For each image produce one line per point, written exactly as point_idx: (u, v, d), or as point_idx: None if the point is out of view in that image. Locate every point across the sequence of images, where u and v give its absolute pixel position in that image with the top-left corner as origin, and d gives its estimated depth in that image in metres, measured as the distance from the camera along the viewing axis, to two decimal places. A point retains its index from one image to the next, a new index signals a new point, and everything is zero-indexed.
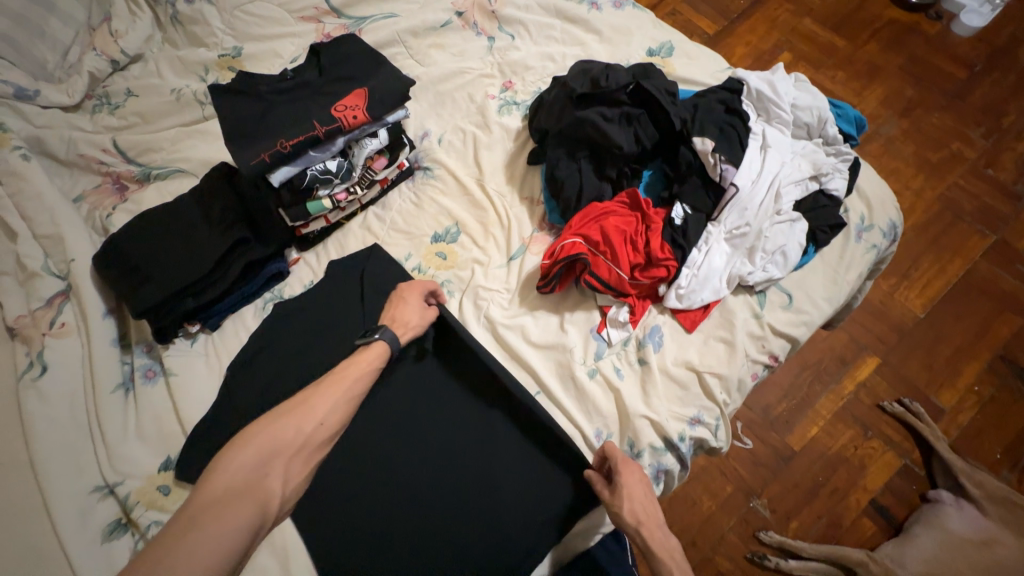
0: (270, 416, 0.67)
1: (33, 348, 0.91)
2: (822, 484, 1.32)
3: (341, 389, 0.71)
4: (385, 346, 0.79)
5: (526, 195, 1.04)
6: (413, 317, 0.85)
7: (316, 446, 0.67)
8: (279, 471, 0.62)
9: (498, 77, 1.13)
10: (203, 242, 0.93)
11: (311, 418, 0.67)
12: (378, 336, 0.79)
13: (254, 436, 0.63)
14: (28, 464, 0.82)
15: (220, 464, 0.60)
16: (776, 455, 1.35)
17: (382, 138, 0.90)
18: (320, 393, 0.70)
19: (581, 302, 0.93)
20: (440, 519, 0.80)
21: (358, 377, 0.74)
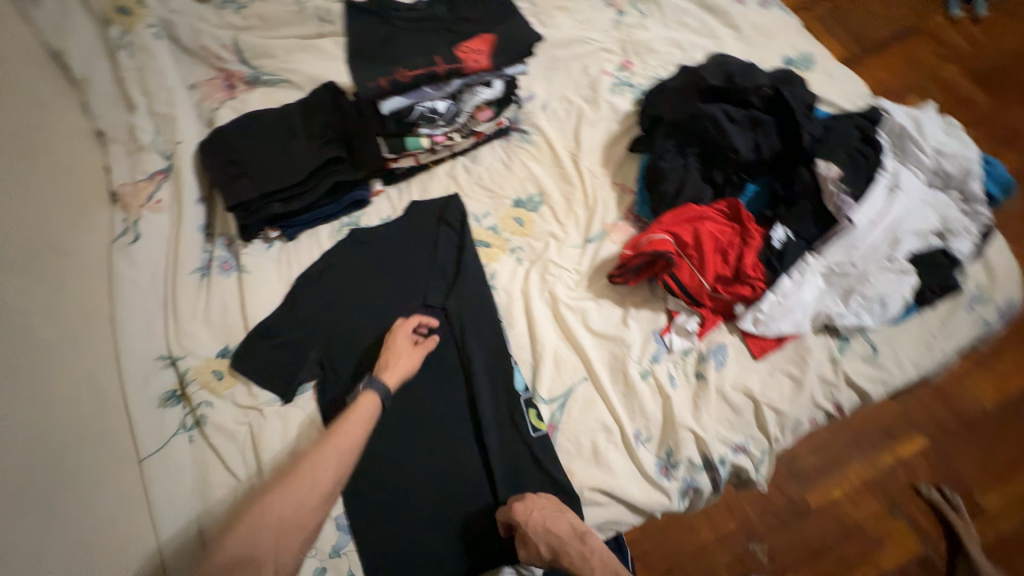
0: (268, 488, 0.70)
1: (131, 216, 0.99)
2: (829, 550, 1.24)
3: (335, 450, 0.73)
4: (374, 399, 0.79)
5: (618, 181, 1.01)
6: (399, 363, 0.84)
7: (309, 508, 0.68)
8: (270, 548, 0.65)
9: (619, 54, 1.08)
10: (301, 154, 0.95)
11: (303, 480, 0.70)
12: (366, 388, 0.80)
13: (247, 513, 0.67)
14: (109, 318, 0.89)
15: (218, 546, 0.66)
16: (789, 507, 1.29)
17: (495, 90, 0.86)
18: (314, 454, 0.72)
19: (650, 301, 0.90)
20: (466, 474, 0.82)
21: (351, 434, 0.75)
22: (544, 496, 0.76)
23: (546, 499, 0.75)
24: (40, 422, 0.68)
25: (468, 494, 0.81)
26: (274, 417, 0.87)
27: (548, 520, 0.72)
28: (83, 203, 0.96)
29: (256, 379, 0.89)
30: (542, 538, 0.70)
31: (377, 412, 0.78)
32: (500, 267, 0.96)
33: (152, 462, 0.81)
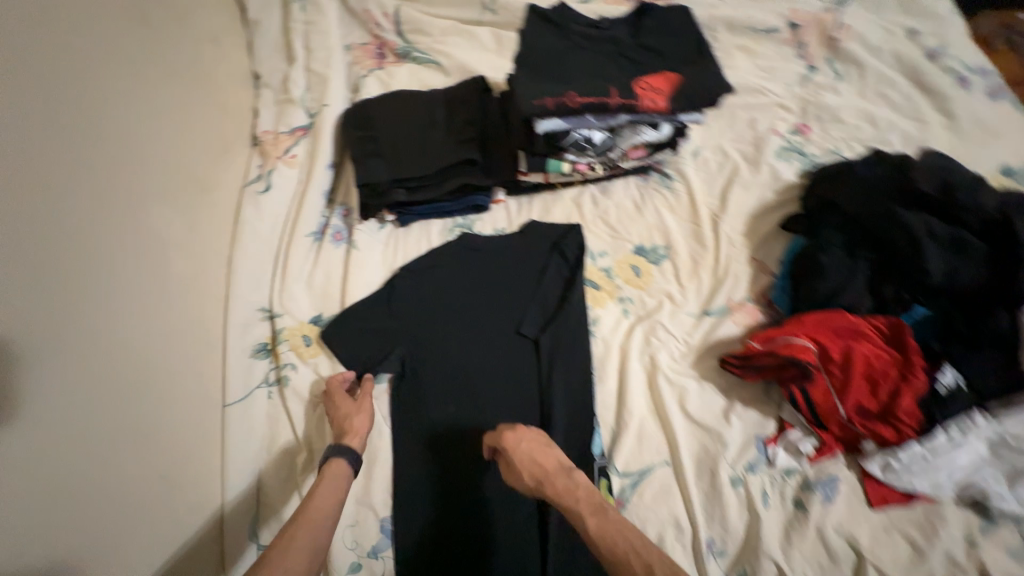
0: None
1: (268, 164, 1.01)
2: None
3: (310, 522, 0.64)
4: (343, 464, 0.73)
5: (758, 256, 0.90)
6: (356, 420, 0.79)
7: None
8: None
9: (796, 114, 0.96)
10: (437, 146, 0.93)
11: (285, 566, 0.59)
12: (330, 457, 0.73)
13: None
14: (226, 259, 0.92)
15: None
16: None
17: (659, 133, 0.79)
18: (279, 543, 0.62)
19: (761, 402, 0.81)
20: (518, 520, 0.80)
21: (325, 505, 0.67)
22: (534, 430, 0.76)
23: (536, 433, 0.75)
24: (130, 357, 0.74)
25: (516, 541, 0.79)
26: None
27: (534, 449, 0.72)
28: (229, 142, 1.00)
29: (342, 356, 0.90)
30: (525, 465, 0.71)
31: (351, 474, 0.73)
32: (603, 314, 0.90)
33: (234, 409, 0.84)
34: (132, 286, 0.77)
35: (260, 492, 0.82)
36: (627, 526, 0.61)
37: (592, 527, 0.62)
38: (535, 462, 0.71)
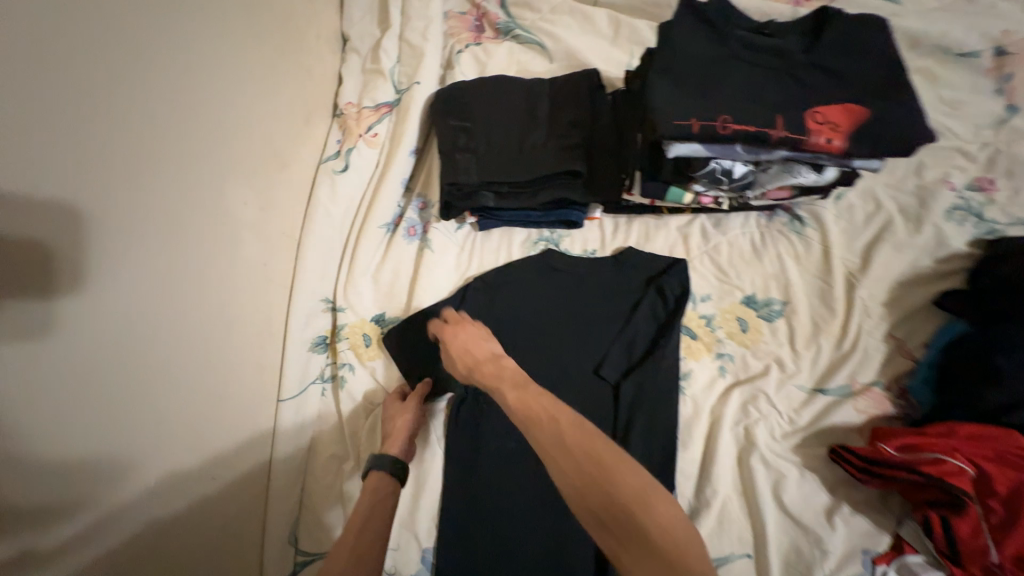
0: None
1: (347, 142, 0.92)
2: None
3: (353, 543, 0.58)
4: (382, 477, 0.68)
5: (898, 334, 0.75)
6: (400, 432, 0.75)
7: None
8: None
9: (980, 165, 0.78)
10: (537, 148, 0.82)
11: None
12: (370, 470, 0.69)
13: None
14: (294, 242, 0.85)
15: None
16: None
17: (819, 177, 0.65)
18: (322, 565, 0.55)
19: (872, 508, 0.69)
20: None
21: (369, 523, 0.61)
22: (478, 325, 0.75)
23: (478, 329, 0.73)
24: (194, 363, 0.64)
25: None
26: None
27: (469, 339, 0.71)
28: (311, 113, 0.92)
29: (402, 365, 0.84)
30: (457, 353, 0.70)
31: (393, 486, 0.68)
32: (697, 368, 0.79)
33: (287, 405, 0.79)
34: (205, 280, 0.66)
35: (304, 493, 0.79)
36: (584, 423, 0.51)
37: (511, 399, 0.57)
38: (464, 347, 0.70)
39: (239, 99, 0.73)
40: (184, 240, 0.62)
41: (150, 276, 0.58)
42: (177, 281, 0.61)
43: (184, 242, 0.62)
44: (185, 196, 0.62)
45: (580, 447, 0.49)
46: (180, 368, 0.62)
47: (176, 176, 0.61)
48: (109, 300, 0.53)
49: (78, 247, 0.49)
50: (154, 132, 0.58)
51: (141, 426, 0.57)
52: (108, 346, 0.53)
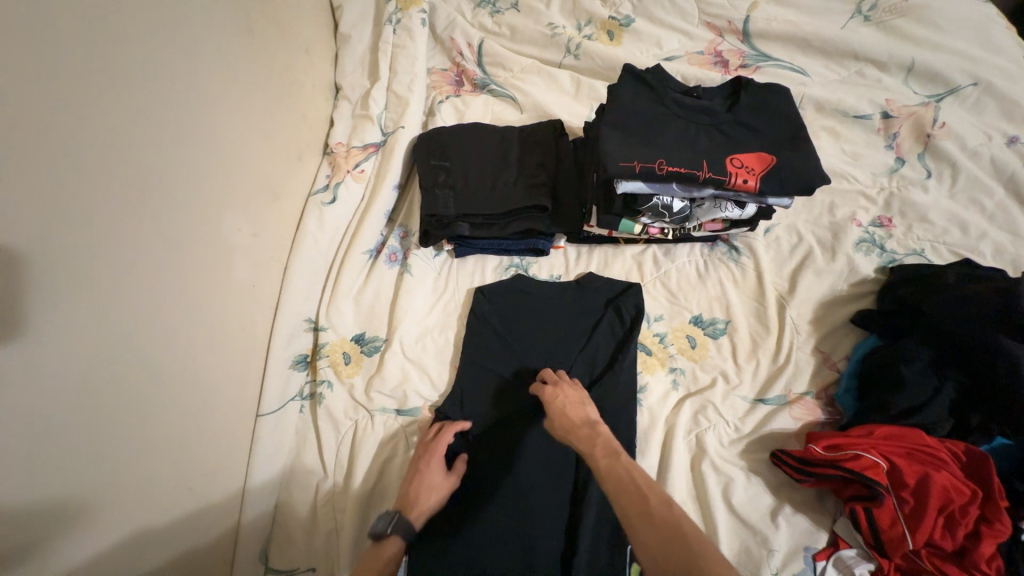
0: None
1: (335, 177, 1.01)
2: None
3: None
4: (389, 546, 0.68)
5: (823, 348, 0.85)
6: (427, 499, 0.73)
7: None
8: None
9: (879, 206, 0.93)
10: (508, 185, 0.92)
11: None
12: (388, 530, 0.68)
13: None
14: (282, 265, 0.91)
15: None
16: None
17: (743, 212, 0.77)
18: None
19: (811, 508, 0.76)
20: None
21: None
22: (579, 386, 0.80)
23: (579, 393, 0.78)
24: (177, 380, 0.66)
25: None
26: (381, 427, 0.86)
27: (575, 403, 0.75)
28: (303, 151, 1.00)
29: (380, 382, 0.88)
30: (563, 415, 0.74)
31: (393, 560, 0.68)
32: (652, 381, 0.86)
33: (267, 419, 0.82)
34: (194, 299, 0.69)
35: (277, 509, 0.80)
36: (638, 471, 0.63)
37: (603, 468, 0.64)
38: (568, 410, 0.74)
39: (236, 136, 0.80)
40: (170, 264, 0.64)
41: (129, 303, 0.58)
42: (166, 301, 0.64)
43: (172, 265, 0.65)
44: (180, 220, 0.66)
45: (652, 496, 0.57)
46: (157, 387, 0.62)
47: (176, 203, 0.65)
48: (88, 324, 0.52)
49: (39, 303, 0.47)
50: (164, 160, 0.63)
51: (106, 459, 0.55)
52: (89, 366, 0.53)
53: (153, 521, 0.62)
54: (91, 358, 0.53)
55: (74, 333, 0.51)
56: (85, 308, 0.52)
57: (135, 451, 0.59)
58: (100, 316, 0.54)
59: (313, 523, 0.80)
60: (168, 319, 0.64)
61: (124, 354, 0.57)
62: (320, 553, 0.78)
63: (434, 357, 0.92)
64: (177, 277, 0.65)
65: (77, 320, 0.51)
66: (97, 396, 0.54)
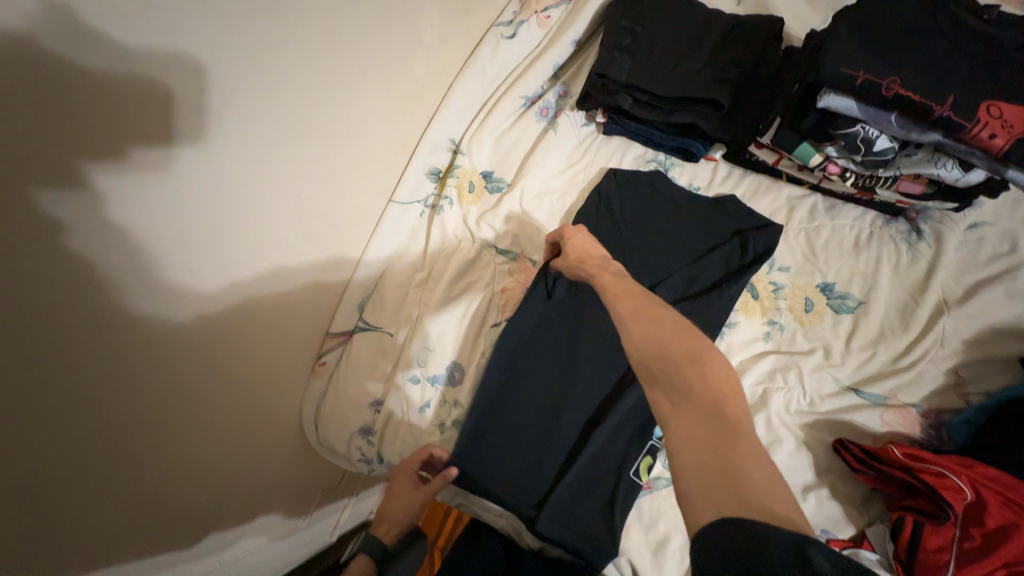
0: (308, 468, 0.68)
1: (522, 12, 0.96)
2: None
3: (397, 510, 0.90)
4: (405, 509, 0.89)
5: (963, 373, 0.73)
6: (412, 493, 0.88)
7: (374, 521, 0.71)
8: None
9: None
10: (694, 72, 0.84)
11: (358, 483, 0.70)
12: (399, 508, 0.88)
13: None
14: (448, 82, 0.96)
15: None
16: None
17: (961, 176, 0.64)
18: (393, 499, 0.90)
19: (850, 503, 0.72)
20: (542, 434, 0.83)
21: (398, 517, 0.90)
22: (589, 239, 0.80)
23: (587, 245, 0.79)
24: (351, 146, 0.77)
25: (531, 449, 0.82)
26: (477, 255, 0.94)
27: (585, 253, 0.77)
28: None
29: (491, 217, 0.95)
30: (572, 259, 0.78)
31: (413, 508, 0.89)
32: (745, 323, 0.82)
33: (396, 205, 0.92)
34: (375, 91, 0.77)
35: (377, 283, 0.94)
36: (658, 307, 0.55)
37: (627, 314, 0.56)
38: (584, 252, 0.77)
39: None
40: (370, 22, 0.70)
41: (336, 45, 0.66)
42: (360, 63, 0.71)
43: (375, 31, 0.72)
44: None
45: (673, 343, 0.50)
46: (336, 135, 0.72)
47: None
48: (292, 73, 0.60)
49: (230, 103, 0.54)
50: None
51: (265, 223, 0.66)
52: (286, 120, 0.63)
53: (305, 262, 0.76)
54: (296, 101, 0.63)
55: (275, 81, 0.59)
56: (258, 94, 0.57)
57: (285, 222, 0.69)
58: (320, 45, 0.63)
59: (400, 304, 0.93)
60: (361, 77, 0.72)
61: (315, 99, 0.66)
62: (399, 328, 0.91)
63: (545, 217, 0.96)
64: (370, 37, 0.71)
65: (277, 72, 0.59)
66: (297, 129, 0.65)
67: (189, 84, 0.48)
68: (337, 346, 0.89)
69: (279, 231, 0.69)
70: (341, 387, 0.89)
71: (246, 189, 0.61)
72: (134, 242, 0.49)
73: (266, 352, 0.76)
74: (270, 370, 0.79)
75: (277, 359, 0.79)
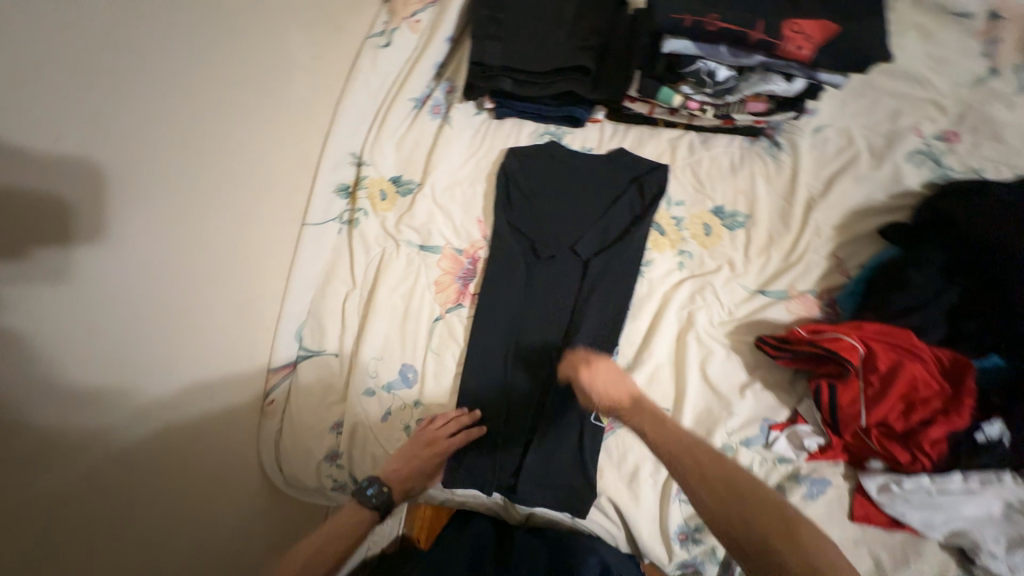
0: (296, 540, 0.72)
1: (392, 21, 1.02)
2: None
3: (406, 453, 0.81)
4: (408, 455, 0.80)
5: (840, 253, 0.84)
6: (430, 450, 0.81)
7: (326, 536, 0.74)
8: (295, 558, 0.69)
9: (949, 119, 0.85)
10: (557, 45, 0.92)
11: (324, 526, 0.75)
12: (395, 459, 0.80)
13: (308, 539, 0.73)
14: (335, 100, 0.99)
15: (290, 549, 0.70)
16: None
17: (789, 88, 0.76)
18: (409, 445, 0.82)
19: (780, 389, 0.80)
20: (501, 405, 0.87)
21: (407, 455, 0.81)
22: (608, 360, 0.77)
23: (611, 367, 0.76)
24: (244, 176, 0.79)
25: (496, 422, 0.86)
26: (404, 258, 0.96)
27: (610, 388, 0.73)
28: None
29: (409, 218, 0.97)
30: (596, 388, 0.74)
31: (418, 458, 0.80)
32: (659, 259, 0.90)
33: (311, 228, 0.94)
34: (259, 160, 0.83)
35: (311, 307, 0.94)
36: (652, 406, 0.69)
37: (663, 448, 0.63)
38: (607, 387, 0.73)
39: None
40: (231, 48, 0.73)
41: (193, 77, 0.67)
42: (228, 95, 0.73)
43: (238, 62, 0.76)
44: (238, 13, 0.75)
45: (706, 457, 0.60)
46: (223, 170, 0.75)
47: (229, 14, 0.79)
48: (156, 129, 0.63)
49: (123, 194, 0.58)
50: None
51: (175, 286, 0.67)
52: (167, 180, 0.66)
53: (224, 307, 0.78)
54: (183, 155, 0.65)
55: (153, 145, 0.62)
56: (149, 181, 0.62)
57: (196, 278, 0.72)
58: (177, 82, 0.65)
59: (339, 322, 0.93)
60: (236, 107, 0.76)
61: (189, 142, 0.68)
62: (343, 346, 0.91)
63: (460, 207, 0.99)
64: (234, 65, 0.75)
65: (153, 134, 0.62)
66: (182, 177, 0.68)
67: (80, 185, 0.53)
68: (283, 379, 0.89)
69: (196, 308, 0.72)
70: (297, 418, 0.87)
71: (143, 257, 0.62)
72: (50, 350, 0.50)
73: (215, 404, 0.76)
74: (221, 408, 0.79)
75: (226, 394, 0.79)
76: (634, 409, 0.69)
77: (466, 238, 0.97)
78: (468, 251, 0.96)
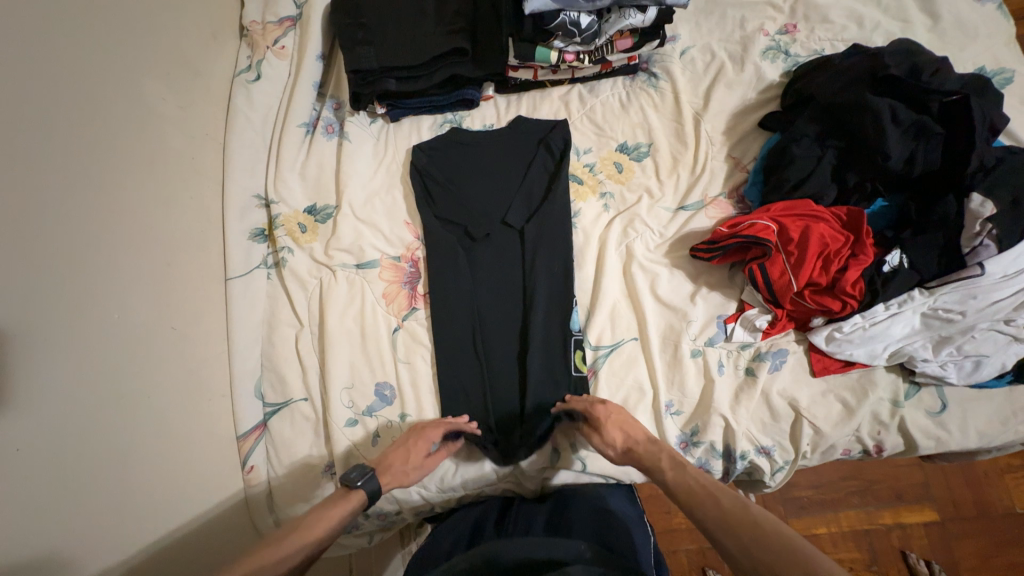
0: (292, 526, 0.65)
1: (256, 55, 1.01)
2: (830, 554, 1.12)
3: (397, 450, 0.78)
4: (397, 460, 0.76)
5: (735, 154, 0.93)
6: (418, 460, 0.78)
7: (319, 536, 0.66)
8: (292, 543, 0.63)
9: (785, 14, 0.96)
10: (427, 35, 0.93)
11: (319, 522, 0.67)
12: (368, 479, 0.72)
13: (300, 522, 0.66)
14: (221, 146, 0.94)
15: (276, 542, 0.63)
16: (788, 505, 1.16)
17: (646, 19, 0.81)
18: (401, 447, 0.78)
19: (724, 286, 0.88)
20: (484, 389, 0.87)
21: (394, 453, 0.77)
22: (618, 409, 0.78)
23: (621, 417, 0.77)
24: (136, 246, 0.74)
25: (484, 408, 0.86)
26: (344, 281, 0.94)
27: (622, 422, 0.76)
28: (216, 29, 0.99)
29: (337, 241, 0.94)
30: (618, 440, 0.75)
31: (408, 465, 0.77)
32: (585, 207, 0.94)
33: (236, 282, 0.89)
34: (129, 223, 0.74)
35: (264, 361, 0.90)
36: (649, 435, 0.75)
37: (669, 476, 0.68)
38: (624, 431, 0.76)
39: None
40: (79, 117, 0.69)
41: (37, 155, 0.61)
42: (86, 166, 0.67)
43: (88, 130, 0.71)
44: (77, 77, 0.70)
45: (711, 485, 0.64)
46: (119, 242, 0.72)
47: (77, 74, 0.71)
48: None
49: None
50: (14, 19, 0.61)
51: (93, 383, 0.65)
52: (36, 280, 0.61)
53: (172, 377, 0.76)
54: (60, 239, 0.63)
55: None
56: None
57: (119, 360, 0.68)
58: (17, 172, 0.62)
59: (298, 366, 0.89)
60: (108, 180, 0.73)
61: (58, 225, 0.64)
62: (310, 388, 0.88)
63: (384, 216, 0.97)
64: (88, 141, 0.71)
65: None
66: (73, 262, 0.65)
67: None
68: (256, 443, 0.85)
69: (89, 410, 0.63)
70: (284, 474, 0.84)
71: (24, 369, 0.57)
72: None
73: (181, 475, 0.74)
74: (193, 486, 0.76)
75: (194, 468, 0.76)
76: (650, 449, 0.73)
77: (400, 244, 0.96)
78: (406, 255, 0.95)
